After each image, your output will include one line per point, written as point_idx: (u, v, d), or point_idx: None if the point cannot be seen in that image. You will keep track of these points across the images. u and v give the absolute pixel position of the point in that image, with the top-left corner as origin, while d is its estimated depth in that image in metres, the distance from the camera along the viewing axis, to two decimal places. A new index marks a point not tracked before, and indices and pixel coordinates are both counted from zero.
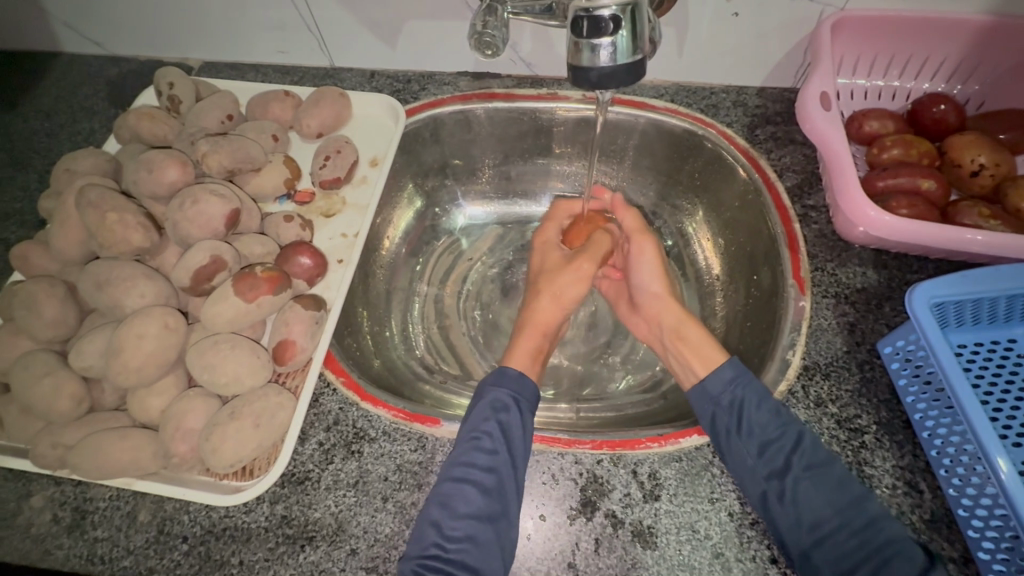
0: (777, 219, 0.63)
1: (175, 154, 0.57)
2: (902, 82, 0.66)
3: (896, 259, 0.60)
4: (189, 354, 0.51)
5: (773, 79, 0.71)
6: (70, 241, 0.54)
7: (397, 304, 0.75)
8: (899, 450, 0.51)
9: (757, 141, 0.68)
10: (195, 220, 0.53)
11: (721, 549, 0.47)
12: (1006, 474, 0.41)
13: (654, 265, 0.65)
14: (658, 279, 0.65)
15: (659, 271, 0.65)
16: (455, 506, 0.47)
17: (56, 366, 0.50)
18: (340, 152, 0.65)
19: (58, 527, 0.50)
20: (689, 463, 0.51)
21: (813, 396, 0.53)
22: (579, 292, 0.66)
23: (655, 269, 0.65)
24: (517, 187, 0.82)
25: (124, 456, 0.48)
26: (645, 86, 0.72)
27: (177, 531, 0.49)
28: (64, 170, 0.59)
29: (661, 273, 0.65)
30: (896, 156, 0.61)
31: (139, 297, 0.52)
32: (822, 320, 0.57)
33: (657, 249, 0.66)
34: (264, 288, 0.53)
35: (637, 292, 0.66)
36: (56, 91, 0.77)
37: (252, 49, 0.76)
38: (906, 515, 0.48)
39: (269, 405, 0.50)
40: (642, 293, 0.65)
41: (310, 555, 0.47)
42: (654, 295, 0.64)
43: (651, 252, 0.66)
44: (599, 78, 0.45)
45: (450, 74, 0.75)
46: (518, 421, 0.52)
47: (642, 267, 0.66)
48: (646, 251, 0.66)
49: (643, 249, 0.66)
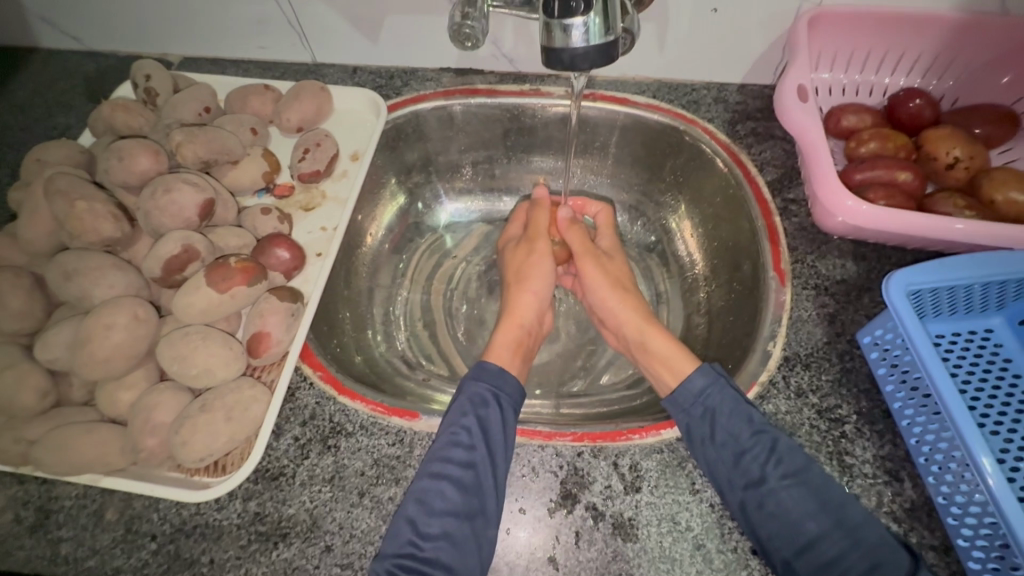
0: (758, 212, 0.63)
1: (149, 143, 0.57)
2: (878, 77, 0.67)
3: (875, 251, 0.60)
4: (159, 346, 0.50)
5: (753, 75, 0.71)
6: (39, 231, 0.53)
7: (379, 300, 0.74)
8: (879, 440, 0.51)
9: (738, 136, 0.68)
10: (167, 209, 0.52)
11: (703, 541, 0.47)
12: (993, 478, 0.40)
13: (603, 283, 0.65)
14: (613, 293, 0.64)
15: (610, 288, 0.65)
16: (431, 503, 0.46)
17: (20, 359, 0.48)
18: (320, 145, 0.64)
19: (21, 526, 0.48)
20: (670, 455, 0.50)
21: (794, 386, 0.53)
22: (550, 268, 0.67)
23: (604, 287, 0.65)
24: (501, 184, 0.82)
25: (89, 452, 0.46)
26: (626, 83, 0.73)
27: (146, 529, 0.47)
28: (34, 161, 0.58)
29: (613, 288, 0.65)
30: (873, 149, 0.61)
31: (109, 288, 0.51)
32: (803, 311, 0.57)
33: (600, 268, 0.66)
34: (238, 278, 0.52)
35: (598, 307, 0.67)
36: (30, 85, 0.76)
37: (233, 44, 0.75)
38: (888, 505, 0.48)
39: (242, 398, 0.49)
40: (603, 308, 0.66)
41: (283, 553, 0.46)
42: (611, 310, 0.64)
43: (593, 274, 0.66)
44: (571, 59, 0.46)
45: (433, 70, 0.75)
46: (498, 416, 0.51)
47: (592, 286, 0.66)
48: (589, 273, 0.66)
49: (587, 270, 0.67)
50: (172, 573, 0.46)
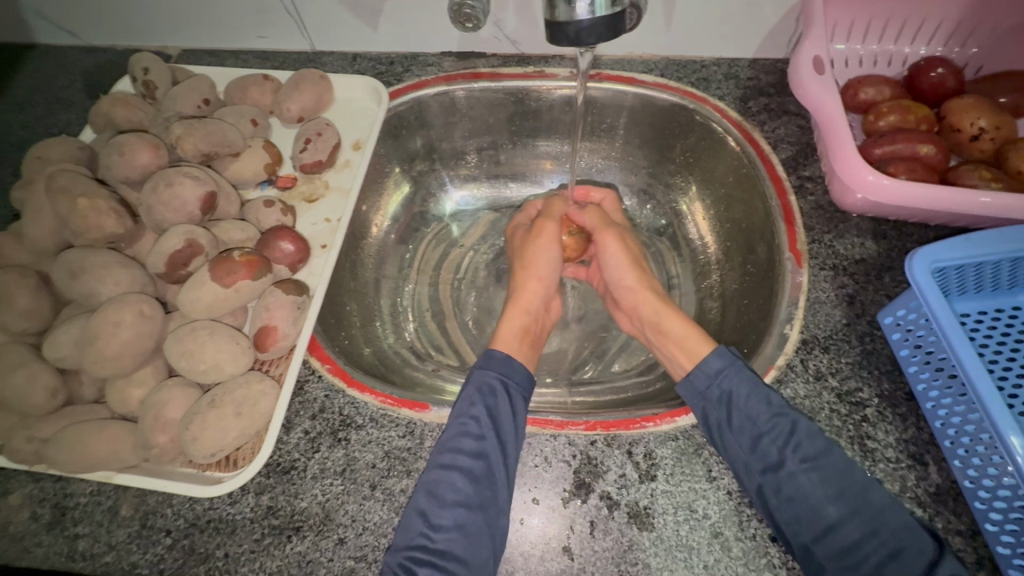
0: (773, 191, 0.61)
1: (148, 137, 0.56)
2: (898, 46, 0.64)
3: (895, 229, 0.58)
4: (167, 342, 0.50)
5: (765, 49, 0.69)
6: (43, 230, 0.53)
7: (386, 291, 0.73)
8: (902, 423, 0.49)
9: (750, 113, 0.66)
10: (169, 204, 0.52)
11: (720, 529, 0.46)
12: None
13: (622, 258, 0.64)
14: (629, 271, 0.63)
15: (629, 263, 0.63)
16: (443, 495, 0.45)
17: (30, 358, 0.48)
18: (322, 134, 0.63)
19: (38, 524, 0.48)
20: (685, 443, 0.49)
21: (813, 370, 0.52)
22: (551, 255, 0.64)
23: (622, 262, 0.63)
24: (507, 170, 0.80)
25: (101, 449, 0.46)
26: (633, 61, 0.70)
27: (160, 525, 0.47)
28: (36, 159, 0.58)
29: (632, 263, 0.63)
30: (893, 122, 0.59)
31: (114, 285, 0.50)
32: (820, 292, 0.55)
33: (621, 242, 0.64)
34: (242, 272, 0.51)
35: (613, 284, 0.65)
36: (30, 83, 0.75)
37: (231, 34, 0.73)
38: (911, 489, 0.46)
39: (250, 393, 0.49)
40: (617, 285, 0.64)
41: (297, 546, 0.46)
42: (627, 288, 0.63)
43: (614, 247, 0.64)
44: (576, 34, 0.44)
45: (433, 54, 0.73)
46: (508, 406, 0.50)
47: (610, 261, 0.64)
48: (608, 247, 0.64)
49: (606, 243, 0.65)
50: (187, 568, 0.46)
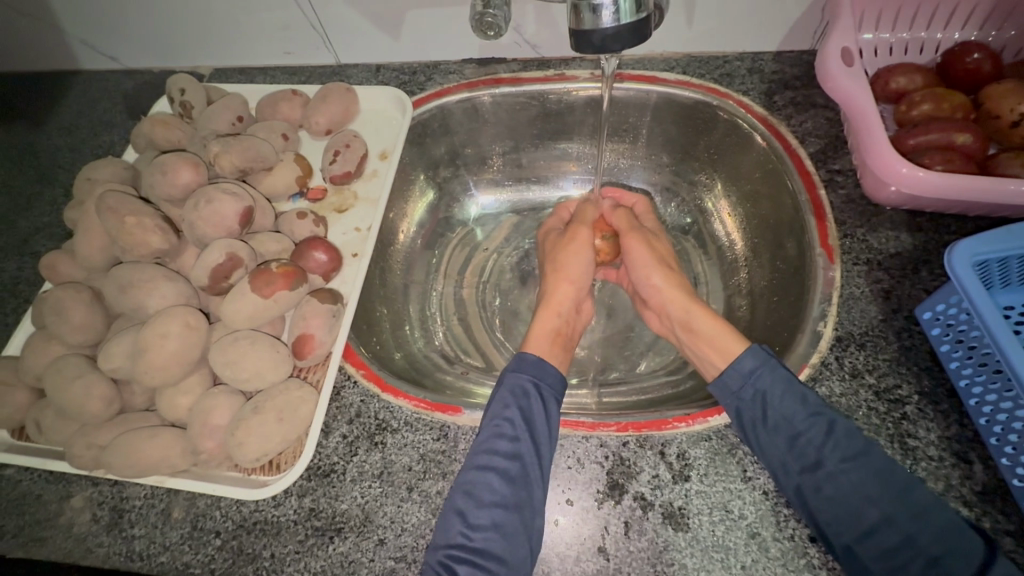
0: (802, 186, 0.60)
1: (188, 156, 0.58)
2: (930, 32, 0.62)
3: (932, 221, 0.57)
4: (212, 352, 0.52)
5: (790, 41, 0.68)
6: (94, 247, 0.56)
7: (415, 297, 0.74)
8: (944, 420, 0.48)
9: (776, 107, 0.65)
10: (209, 220, 0.54)
11: (757, 529, 0.45)
12: None
13: (648, 259, 0.64)
14: (655, 271, 0.63)
15: (655, 263, 0.63)
16: (479, 495, 0.46)
17: (86, 369, 0.51)
18: (350, 146, 0.65)
19: (98, 525, 0.51)
20: (718, 443, 0.49)
21: (849, 367, 0.51)
22: (584, 260, 0.65)
23: (649, 262, 0.63)
24: (530, 173, 0.81)
25: (155, 454, 0.49)
26: (654, 59, 0.70)
27: (210, 526, 0.50)
28: (85, 180, 0.61)
29: (658, 264, 0.63)
30: (926, 112, 0.57)
31: (161, 299, 0.53)
32: (854, 288, 0.54)
33: (646, 244, 0.65)
34: (280, 283, 0.53)
35: (640, 285, 0.65)
36: (75, 106, 0.79)
37: (259, 52, 0.76)
38: (956, 488, 0.45)
39: (291, 399, 0.51)
40: (645, 286, 0.64)
41: (339, 547, 0.48)
42: (654, 288, 0.62)
43: (639, 249, 0.64)
44: (601, 41, 0.45)
45: (455, 62, 0.74)
46: (541, 408, 0.50)
47: (636, 262, 0.64)
48: (633, 249, 0.65)
49: (631, 246, 0.65)
50: (236, 567, 0.48)
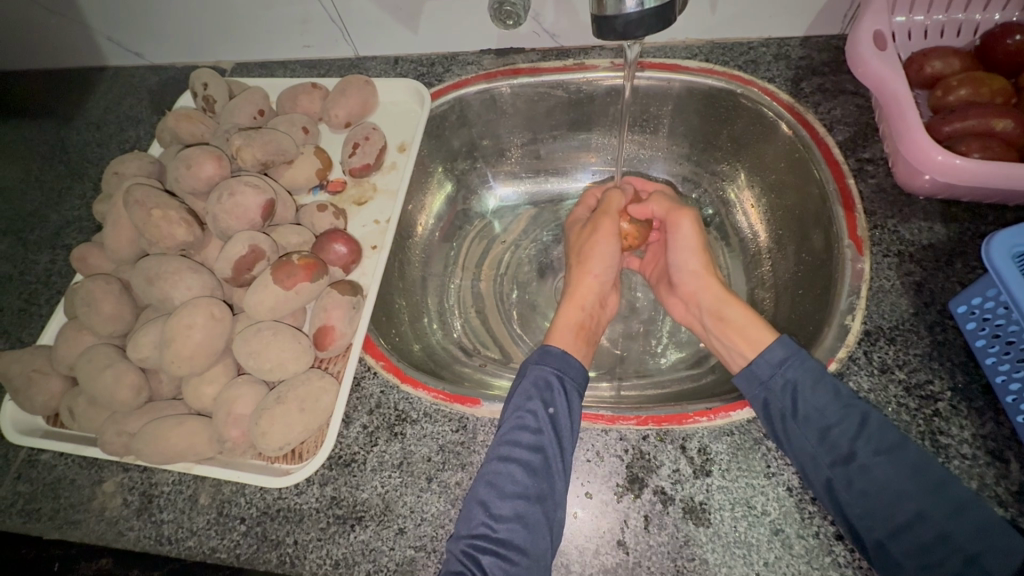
0: (830, 174, 0.58)
1: (212, 149, 0.59)
2: (968, 14, 0.59)
3: (967, 211, 0.55)
4: (235, 343, 0.53)
5: (818, 26, 0.66)
6: (122, 240, 0.57)
7: (433, 289, 0.75)
8: (978, 418, 0.46)
9: (803, 95, 0.63)
10: (233, 212, 0.55)
11: (781, 526, 0.45)
12: None
13: (693, 242, 0.61)
14: (697, 255, 0.61)
15: (698, 249, 0.61)
16: (502, 486, 0.46)
17: (116, 359, 0.52)
18: (369, 138, 0.65)
19: (128, 510, 0.53)
20: (741, 437, 0.48)
21: (878, 362, 0.49)
22: (613, 249, 0.64)
23: (692, 246, 0.61)
24: (548, 165, 0.80)
25: (181, 442, 0.50)
26: (676, 47, 0.68)
27: (235, 512, 0.51)
28: (113, 174, 0.62)
29: (701, 252, 0.61)
30: (964, 97, 0.55)
31: (186, 290, 0.54)
32: (885, 280, 0.52)
33: (695, 222, 0.62)
34: (301, 275, 0.54)
35: (676, 267, 0.63)
36: (103, 103, 0.81)
37: (280, 46, 0.76)
38: (991, 487, 0.44)
39: (313, 389, 0.51)
40: (680, 269, 0.62)
41: (360, 535, 0.48)
42: (691, 272, 0.61)
43: (687, 228, 0.62)
44: (625, 27, 0.44)
45: (473, 53, 0.73)
46: (564, 400, 0.50)
47: (680, 242, 0.62)
48: (681, 228, 0.62)
49: (679, 224, 0.62)
50: (261, 553, 0.49)
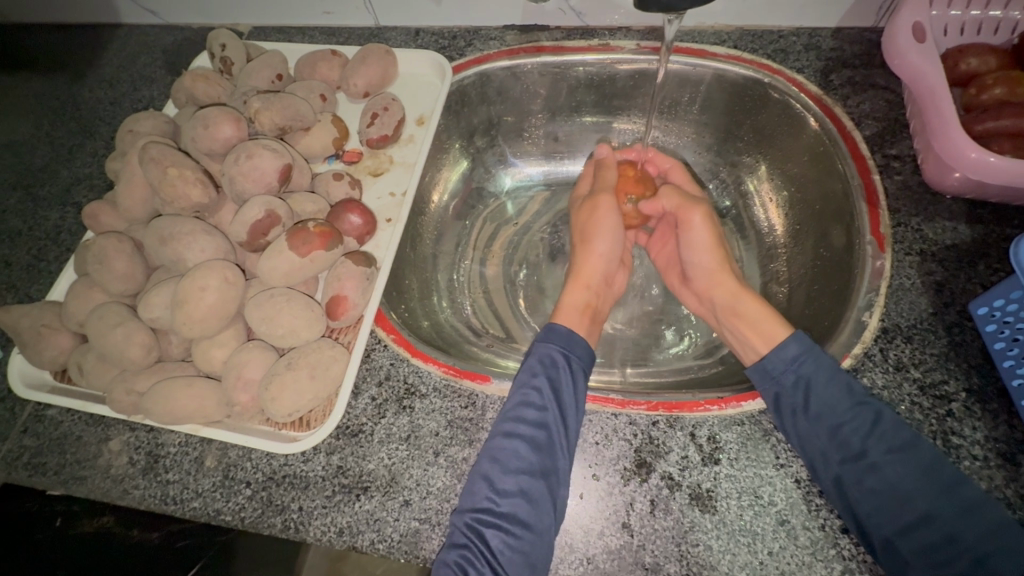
0: (855, 169, 0.57)
1: (229, 110, 0.58)
2: (1009, 11, 0.58)
3: (993, 214, 0.54)
4: (247, 307, 0.53)
5: (852, 18, 0.64)
6: (137, 199, 0.56)
7: (443, 267, 0.74)
8: (991, 420, 0.46)
9: (832, 87, 0.62)
10: (250, 175, 0.54)
11: (787, 516, 0.45)
12: None
13: (707, 237, 0.61)
14: (710, 253, 0.60)
15: (712, 245, 0.61)
16: (506, 461, 0.46)
17: (127, 317, 0.52)
18: (388, 109, 0.64)
19: (134, 468, 0.53)
20: (751, 428, 0.48)
21: (893, 360, 0.49)
22: (612, 228, 0.63)
23: (706, 242, 0.61)
24: (565, 147, 0.79)
25: (190, 404, 0.50)
26: (704, 32, 0.67)
27: (241, 476, 0.51)
28: (127, 132, 0.62)
29: (715, 246, 0.61)
30: (998, 96, 0.54)
31: (200, 251, 0.53)
32: (905, 279, 0.52)
33: (708, 218, 0.61)
34: (317, 242, 0.53)
35: (688, 263, 0.63)
36: (117, 60, 0.80)
37: (299, 11, 0.75)
38: (1000, 489, 0.44)
39: (324, 357, 0.51)
40: (691, 265, 0.62)
41: (365, 505, 0.48)
42: (704, 269, 0.61)
43: (701, 225, 0.61)
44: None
45: (497, 28, 0.72)
46: (568, 378, 0.50)
47: (693, 241, 0.61)
48: (696, 225, 0.61)
49: (692, 221, 0.61)
50: (265, 517, 0.49)
